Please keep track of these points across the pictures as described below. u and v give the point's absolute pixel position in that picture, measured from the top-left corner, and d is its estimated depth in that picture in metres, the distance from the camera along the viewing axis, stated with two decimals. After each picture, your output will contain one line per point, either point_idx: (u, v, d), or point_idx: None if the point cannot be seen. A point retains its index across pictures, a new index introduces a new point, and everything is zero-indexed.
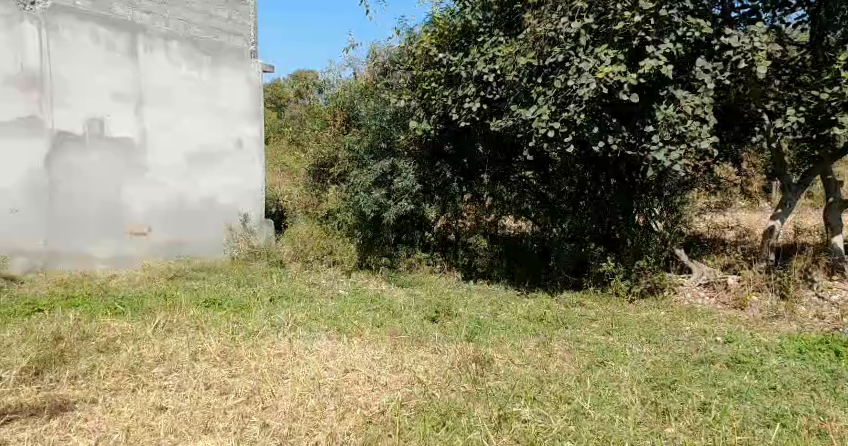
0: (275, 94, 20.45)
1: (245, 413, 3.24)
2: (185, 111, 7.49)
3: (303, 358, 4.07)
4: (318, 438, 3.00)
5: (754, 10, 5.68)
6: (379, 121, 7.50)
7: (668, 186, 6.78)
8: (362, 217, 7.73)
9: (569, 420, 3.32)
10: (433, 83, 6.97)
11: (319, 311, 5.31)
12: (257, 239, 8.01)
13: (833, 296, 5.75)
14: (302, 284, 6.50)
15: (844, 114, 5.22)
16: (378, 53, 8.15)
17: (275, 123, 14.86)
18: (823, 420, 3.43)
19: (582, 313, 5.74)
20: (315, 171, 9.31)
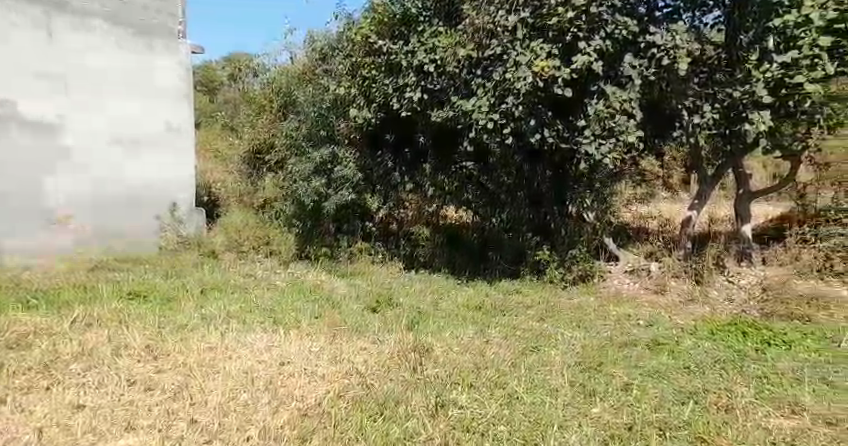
0: (207, 78, 19.83)
1: (172, 409, 3.20)
2: (112, 94, 7.25)
3: (236, 351, 4.04)
4: (250, 433, 2.96)
5: (676, 10, 5.94)
6: (319, 109, 7.53)
7: (599, 177, 6.75)
8: (301, 208, 7.88)
9: (504, 405, 3.44)
10: (373, 71, 6.89)
11: (255, 303, 5.25)
12: (187, 229, 7.94)
13: (741, 280, 6.17)
14: (237, 276, 6.41)
15: (755, 111, 5.64)
16: (317, 37, 7.99)
17: (208, 108, 14.45)
18: (731, 396, 3.68)
19: (519, 301, 5.93)
20: (251, 159, 9.36)
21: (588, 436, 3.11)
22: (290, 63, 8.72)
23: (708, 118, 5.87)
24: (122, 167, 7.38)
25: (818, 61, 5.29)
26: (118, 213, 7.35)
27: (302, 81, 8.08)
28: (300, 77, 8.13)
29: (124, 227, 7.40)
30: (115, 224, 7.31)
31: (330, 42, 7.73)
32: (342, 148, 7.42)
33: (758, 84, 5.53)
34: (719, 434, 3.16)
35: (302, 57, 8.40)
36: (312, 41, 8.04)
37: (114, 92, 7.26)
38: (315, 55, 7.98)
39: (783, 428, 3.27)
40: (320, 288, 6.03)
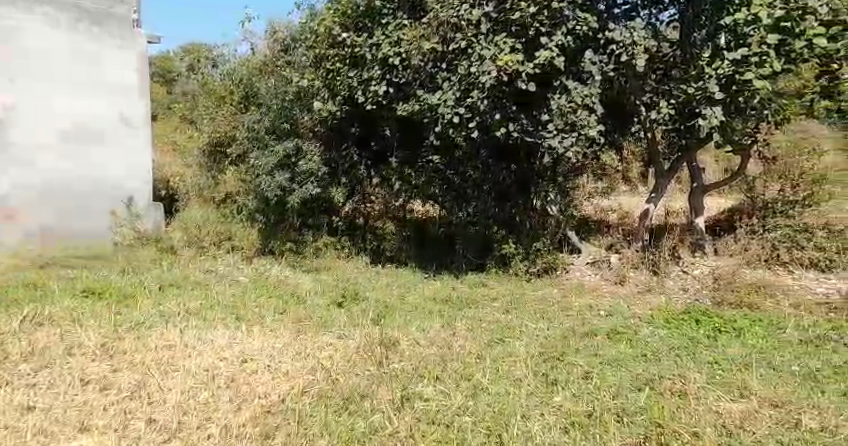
0: (164, 69, 19.43)
1: (128, 409, 3.16)
2: (65, 86, 7.03)
3: (196, 349, 4.01)
4: (211, 431, 2.95)
5: (634, 7, 6.08)
6: (281, 100, 7.51)
7: (562, 172, 6.85)
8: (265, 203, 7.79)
9: (469, 396, 3.51)
10: (338, 64, 6.87)
11: (216, 299, 5.21)
12: (145, 225, 7.81)
13: (695, 270, 6.38)
14: (198, 272, 6.32)
15: (708, 107, 5.76)
16: (279, 29, 7.94)
17: (166, 100, 14.14)
18: (684, 381, 3.81)
19: (485, 293, 6.01)
20: (210, 152, 9.19)
21: (550, 425, 3.19)
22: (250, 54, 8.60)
23: (664, 114, 6.01)
24: (100, 164, 7.39)
25: (766, 58, 5.46)
26: (106, 212, 7.46)
27: (261, 73, 8.04)
28: (261, 69, 8.04)
29: (103, 225, 7.43)
30: (95, 223, 7.36)
31: (292, 33, 7.74)
32: (306, 141, 7.38)
33: (710, 80, 5.64)
34: (673, 418, 3.27)
35: (264, 48, 8.29)
36: (274, 33, 7.97)
37: (104, 91, 7.40)
38: (278, 47, 7.92)
39: (733, 410, 3.40)
40: (284, 284, 5.99)
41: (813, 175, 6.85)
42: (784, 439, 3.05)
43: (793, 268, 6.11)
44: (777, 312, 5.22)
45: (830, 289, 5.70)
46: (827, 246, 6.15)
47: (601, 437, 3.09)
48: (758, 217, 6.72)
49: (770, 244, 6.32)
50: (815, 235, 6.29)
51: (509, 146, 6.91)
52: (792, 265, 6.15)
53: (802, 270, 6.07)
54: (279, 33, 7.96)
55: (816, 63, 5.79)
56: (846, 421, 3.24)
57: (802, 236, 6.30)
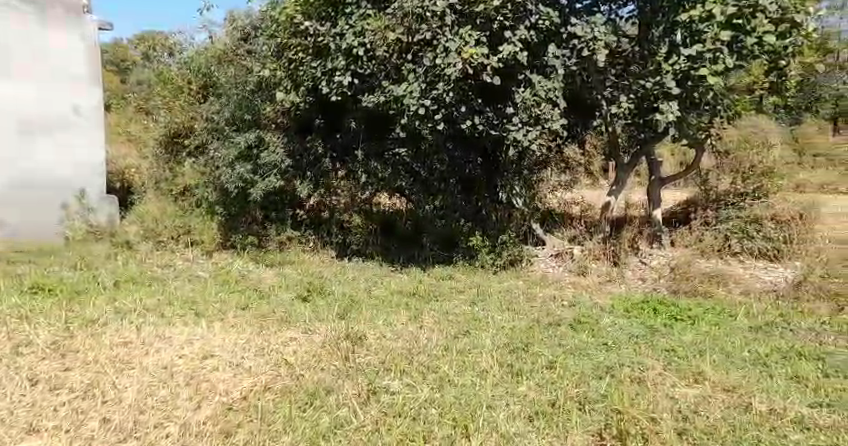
0: (119, 57, 18.99)
1: (81, 408, 3.11)
2: (49, 84, 7.12)
3: (153, 346, 3.97)
4: (169, 430, 2.93)
5: (595, 3, 6.21)
6: (241, 90, 7.36)
7: (527, 165, 7.01)
8: (225, 195, 7.61)
9: (435, 388, 3.56)
10: (300, 53, 6.74)
11: (174, 295, 5.14)
12: (98, 218, 7.60)
13: (652, 260, 6.58)
14: (155, 268, 6.21)
15: (665, 102, 5.91)
16: (238, 16, 7.80)
17: (119, 89, 13.78)
18: (643, 369, 3.93)
19: (451, 286, 6.07)
20: (168, 142, 8.67)
21: (515, 414, 3.26)
22: (207, 42, 8.36)
23: (624, 108, 6.17)
24: (78, 160, 7.42)
25: (719, 55, 5.67)
26: (63, 208, 7.34)
27: (220, 62, 7.79)
28: (221, 56, 7.77)
29: (56, 220, 7.30)
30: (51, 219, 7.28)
31: (252, 21, 7.70)
32: (268, 132, 7.28)
33: (667, 76, 5.82)
34: (632, 405, 3.37)
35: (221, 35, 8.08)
36: (232, 21, 7.82)
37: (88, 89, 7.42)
38: (238, 35, 7.78)
39: (688, 396, 3.53)
40: (246, 279, 5.93)
41: (763, 168, 7.02)
42: (736, 422, 3.18)
43: (744, 259, 6.39)
44: (726, 299, 5.46)
45: (777, 278, 5.94)
46: (775, 237, 6.39)
47: (564, 424, 3.17)
48: (712, 210, 6.92)
49: (722, 235, 6.56)
50: (764, 225, 6.49)
51: (474, 139, 6.91)
52: (743, 255, 6.42)
53: (752, 261, 6.34)
54: (239, 22, 7.81)
55: (763, 60, 6.02)
56: (793, 403, 3.39)
57: (752, 227, 6.51)
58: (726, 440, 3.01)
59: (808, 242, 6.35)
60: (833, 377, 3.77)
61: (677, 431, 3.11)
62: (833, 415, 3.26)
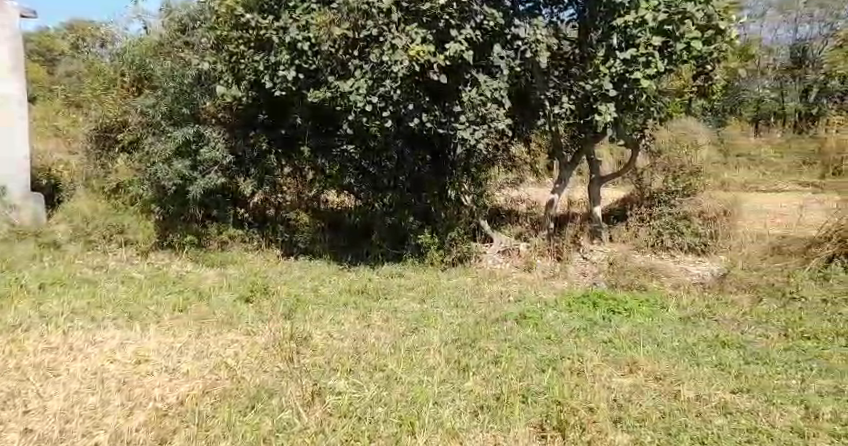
0: (46, 45, 18.15)
1: (1, 419, 3.02)
2: None
3: (83, 351, 3.88)
4: (99, 438, 2.87)
5: (537, 5, 6.35)
6: (178, 83, 7.01)
7: (475, 162, 7.11)
8: (162, 193, 7.24)
9: (382, 386, 3.61)
10: (242, 47, 6.54)
11: (105, 298, 5.00)
12: (23, 217, 7.29)
13: (593, 256, 6.83)
14: (86, 269, 6.01)
15: (603, 104, 6.19)
16: (174, 7, 7.59)
17: (45, 80, 13.15)
18: (582, 361, 4.08)
19: (399, 284, 6.10)
20: (99, 137, 8.21)
21: (460, 409, 3.35)
22: (141, 33, 8.01)
23: (566, 109, 6.47)
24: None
25: (651, 59, 5.91)
26: None
27: (157, 54, 7.44)
28: (156, 49, 7.47)
29: None
30: None
31: (189, 13, 7.45)
32: (208, 127, 6.99)
33: (604, 78, 6.07)
34: (572, 396, 3.49)
35: (158, 26, 7.84)
36: (170, 12, 7.56)
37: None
38: (173, 26, 7.54)
39: (623, 385, 3.69)
40: (185, 279, 5.82)
41: (690, 168, 7.36)
42: (666, 409, 3.35)
43: (675, 253, 6.74)
44: (661, 292, 5.71)
45: (704, 271, 6.28)
46: (703, 232, 6.76)
47: (507, 418, 3.28)
48: (647, 206, 7.18)
49: (656, 231, 6.89)
50: (693, 221, 6.83)
51: (424, 137, 6.95)
52: (674, 250, 6.77)
53: (682, 255, 6.70)
54: (176, 13, 7.60)
55: (692, 64, 6.32)
56: (717, 389, 3.61)
57: (682, 222, 6.84)
58: (658, 427, 3.17)
59: (732, 238, 6.73)
60: (754, 364, 4.02)
61: (614, 420, 3.26)
62: (751, 400, 3.48)
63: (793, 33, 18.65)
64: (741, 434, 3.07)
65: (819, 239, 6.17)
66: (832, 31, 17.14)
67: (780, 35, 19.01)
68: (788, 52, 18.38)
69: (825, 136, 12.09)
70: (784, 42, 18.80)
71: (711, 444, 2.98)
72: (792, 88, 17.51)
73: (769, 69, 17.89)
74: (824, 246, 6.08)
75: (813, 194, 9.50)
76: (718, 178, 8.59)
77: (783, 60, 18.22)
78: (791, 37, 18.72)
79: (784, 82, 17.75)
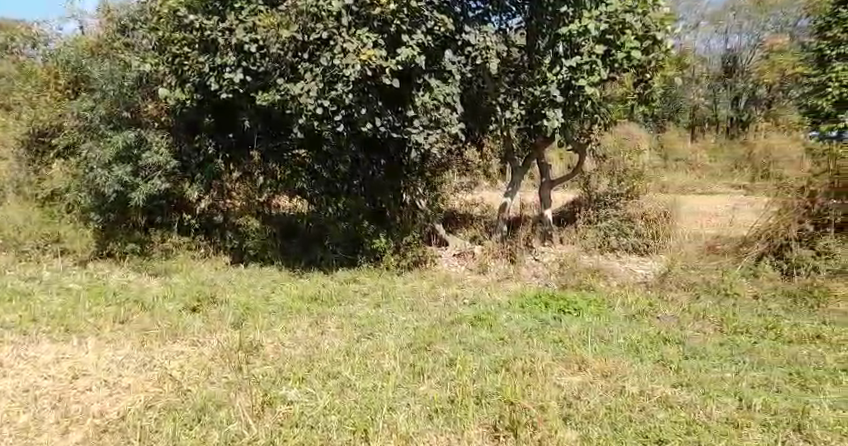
0: None
1: None
2: None
3: (14, 367, 3.71)
4: None
5: (485, 12, 6.46)
6: (117, 86, 6.68)
7: (429, 166, 7.16)
8: (101, 199, 6.88)
9: (335, 394, 3.57)
10: (185, 48, 6.32)
11: (39, 311, 4.79)
12: None
13: (545, 257, 6.93)
14: (21, 281, 5.75)
15: (550, 109, 6.34)
16: (112, 8, 7.33)
17: None
18: (533, 360, 4.12)
19: (354, 289, 6.03)
20: (29, 141, 7.90)
21: (414, 414, 3.34)
22: (77, 34, 7.68)
23: (517, 114, 6.59)
24: None
25: (595, 67, 6.09)
26: None
27: (93, 55, 7.12)
28: (94, 50, 7.17)
29: None
30: None
31: (129, 13, 7.17)
32: (150, 131, 6.77)
33: (551, 84, 6.23)
34: (523, 396, 3.52)
35: (95, 27, 7.54)
36: (107, 12, 7.30)
37: None
38: (111, 26, 7.27)
39: (573, 383, 3.76)
40: (128, 289, 5.64)
41: (634, 171, 7.59)
42: (611, 405, 3.43)
43: (621, 255, 6.91)
44: (606, 291, 5.84)
45: (648, 270, 6.46)
46: (646, 233, 6.98)
47: (461, 420, 3.28)
48: (593, 209, 7.35)
49: (602, 233, 7.03)
50: (636, 223, 7.05)
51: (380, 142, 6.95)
52: (620, 252, 6.94)
53: (627, 256, 6.90)
54: (113, 13, 7.33)
55: (632, 73, 6.59)
56: (659, 384, 3.71)
57: (626, 224, 7.05)
58: (604, 423, 3.23)
59: (672, 237, 6.90)
60: (693, 359, 4.15)
61: (563, 417, 3.31)
62: (690, 393, 3.59)
63: (723, 42, 18.87)
64: (681, 427, 3.16)
65: (749, 238, 6.37)
66: (759, 43, 17.42)
67: (711, 44, 19.12)
68: (719, 62, 18.66)
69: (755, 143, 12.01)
70: (715, 51, 18.97)
71: (654, 437, 3.07)
72: (724, 94, 17.64)
73: (704, 77, 18.24)
74: (753, 245, 6.30)
75: (745, 196, 9.84)
76: (657, 182, 8.84)
77: (714, 68, 18.54)
78: (721, 46, 18.91)
79: (716, 89, 17.85)
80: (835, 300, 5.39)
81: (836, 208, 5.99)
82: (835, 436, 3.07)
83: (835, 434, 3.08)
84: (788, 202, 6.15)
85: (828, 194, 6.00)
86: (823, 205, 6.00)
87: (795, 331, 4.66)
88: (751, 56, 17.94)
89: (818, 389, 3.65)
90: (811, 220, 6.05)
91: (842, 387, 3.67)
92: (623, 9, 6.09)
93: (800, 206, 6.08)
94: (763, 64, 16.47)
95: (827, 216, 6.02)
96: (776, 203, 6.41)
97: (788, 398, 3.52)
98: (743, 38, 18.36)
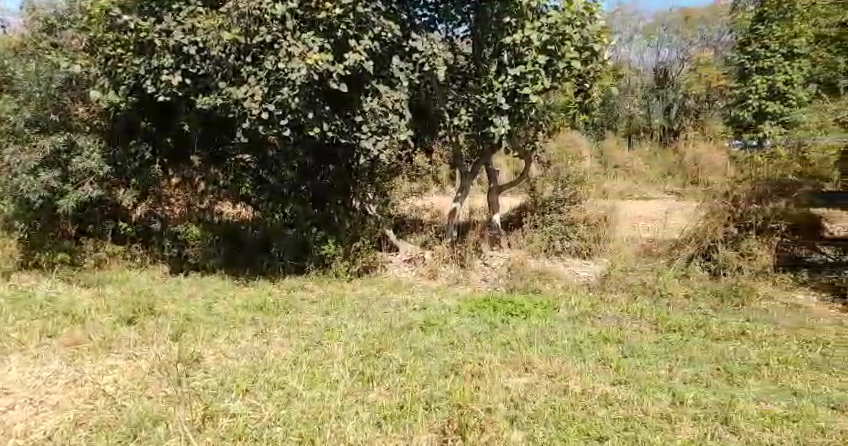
0: None
1: None
2: None
3: None
4: None
5: (433, 20, 6.62)
6: (44, 88, 6.26)
7: (379, 172, 7.11)
8: (25, 207, 6.48)
9: (281, 404, 3.48)
10: (119, 49, 6.10)
11: None
12: None
13: (494, 261, 6.99)
14: None
15: (497, 116, 6.43)
16: (36, 4, 6.92)
17: None
18: (481, 363, 4.14)
19: (302, 297, 5.93)
20: None
21: (363, 422, 3.28)
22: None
23: (465, 121, 6.62)
24: None
25: (538, 76, 6.21)
26: None
27: (17, 55, 6.72)
28: (16, 50, 6.81)
29: None
30: None
31: (57, 11, 6.82)
32: (81, 135, 6.46)
33: (496, 92, 6.32)
34: (472, 399, 3.53)
35: (18, 25, 7.13)
36: (31, 11, 6.88)
37: None
38: (38, 25, 6.82)
39: (519, 385, 3.78)
40: (59, 301, 5.37)
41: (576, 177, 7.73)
42: (555, 404, 3.47)
43: (565, 258, 7.05)
44: (552, 294, 5.94)
45: (590, 272, 6.62)
46: (588, 237, 7.14)
47: (411, 426, 3.25)
48: (539, 213, 7.45)
49: (547, 237, 7.15)
50: (578, 227, 7.21)
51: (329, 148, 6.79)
52: (564, 254, 7.08)
53: (570, 258, 7.05)
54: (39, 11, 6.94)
55: (572, 83, 6.77)
56: (599, 382, 3.78)
57: (569, 228, 7.18)
58: (549, 422, 3.27)
59: (610, 241, 7.11)
60: (631, 357, 4.25)
61: (510, 418, 3.33)
62: (628, 390, 3.67)
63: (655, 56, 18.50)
64: (619, 423, 3.23)
65: (680, 241, 6.60)
66: (687, 57, 18.03)
67: (645, 58, 18.76)
68: (651, 74, 18.14)
69: (688, 151, 12.74)
70: (648, 64, 18.58)
71: (595, 433, 3.13)
72: (655, 104, 17.09)
73: (638, 87, 17.56)
74: (685, 247, 6.54)
75: (678, 200, 10.15)
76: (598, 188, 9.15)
77: (647, 80, 17.89)
78: (653, 60, 18.55)
79: (649, 100, 17.19)
80: (757, 300, 5.64)
81: (755, 212, 6.38)
82: (758, 426, 3.19)
83: (758, 425, 3.21)
84: (715, 208, 6.52)
85: (749, 200, 6.49)
86: (745, 209, 6.43)
87: (721, 329, 4.84)
88: (680, 69, 17.77)
89: (742, 382, 3.81)
90: (735, 223, 6.41)
91: (764, 380, 3.84)
92: (563, 21, 6.19)
93: (724, 210, 6.49)
94: (691, 76, 17.20)
95: (748, 218, 6.38)
96: (702, 209, 6.77)
97: (716, 393, 3.64)
98: (673, 54, 18.26)
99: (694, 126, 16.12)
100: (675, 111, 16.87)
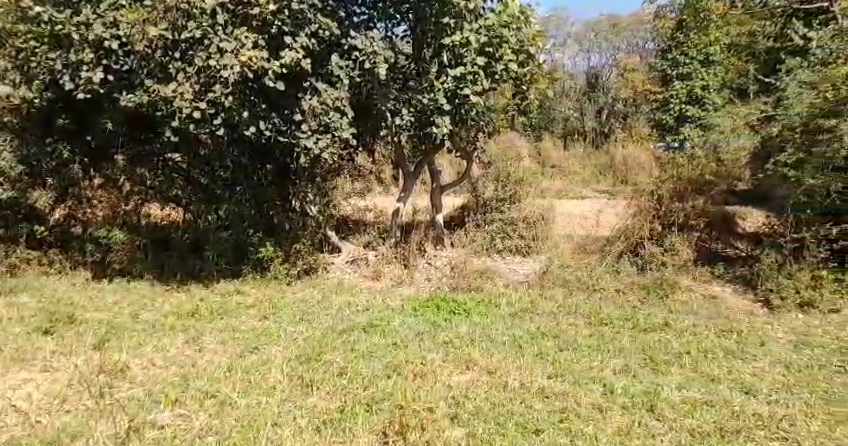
0: None
1: None
2: None
3: None
4: None
5: (371, 18, 6.46)
6: None
7: (320, 173, 6.90)
8: None
9: (213, 414, 3.34)
10: (32, 42, 5.81)
11: None
12: None
13: (438, 261, 6.94)
14: None
15: (438, 117, 6.44)
16: None
17: None
18: (424, 362, 4.10)
19: (238, 301, 5.75)
20: None
21: (301, 428, 3.19)
22: None
23: (407, 121, 6.54)
24: None
25: (478, 77, 6.34)
26: None
27: None
28: None
29: None
30: None
31: None
32: None
33: (438, 93, 6.33)
34: (414, 399, 3.49)
35: None
36: None
37: None
38: None
39: (462, 383, 3.76)
40: None
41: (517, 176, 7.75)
42: (495, 401, 3.47)
43: (505, 256, 7.14)
44: (493, 291, 6.00)
45: (529, 270, 6.70)
46: (527, 235, 7.22)
47: (351, 428, 3.19)
48: (482, 213, 7.54)
49: (489, 236, 7.22)
50: (518, 226, 7.28)
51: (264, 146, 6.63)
52: (504, 252, 7.17)
53: (511, 257, 7.12)
54: None
55: (510, 84, 6.83)
56: (536, 377, 3.81)
57: (510, 227, 7.27)
58: (489, 418, 3.26)
59: (551, 239, 7.18)
60: (567, 351, 4.32)
61: (450, 417, 3.30)
62: (563, 384, 3.72)
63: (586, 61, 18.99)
64: (555, 415, 3.27)
65: (612, 238, 6.78)
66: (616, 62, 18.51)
67: (577, 62, 19.22)
68: (584, 78, 18.42)
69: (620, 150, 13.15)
70: (579, 68, 18.99)
71: (532, 427, 3.15)
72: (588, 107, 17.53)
73: (573, 91, 17.96)
74: (616, 244, 6.71)
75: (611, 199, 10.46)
76: (536, 187, 9.20)
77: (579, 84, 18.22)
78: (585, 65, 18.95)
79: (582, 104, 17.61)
80: (682, 292, 5.84)
81: (678, 210, 6.62)
82: (682, 413, 3.29)
83: (683, 412, 3.30)
84: (642, 206, 6.71)
85: (671, 199, 6.67)
86: (668, 207, 6.64)
87: (649, 322, 4.98)
88: (610, 74, 18.01)
89: (667, 372, 3.92)
90: (660, 221, 6.64)
91: (690, 370, 3.97)
92: (500, 24, 6.31)
93: (651, 209, 6.69)
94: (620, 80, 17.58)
95: (671, 216, 6.62)
96: (631, 207, 6.91)
97: (646, 383, 3.71)
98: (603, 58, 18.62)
99: (625, 128, 16.64)
100: (606, 113, 17.36)
